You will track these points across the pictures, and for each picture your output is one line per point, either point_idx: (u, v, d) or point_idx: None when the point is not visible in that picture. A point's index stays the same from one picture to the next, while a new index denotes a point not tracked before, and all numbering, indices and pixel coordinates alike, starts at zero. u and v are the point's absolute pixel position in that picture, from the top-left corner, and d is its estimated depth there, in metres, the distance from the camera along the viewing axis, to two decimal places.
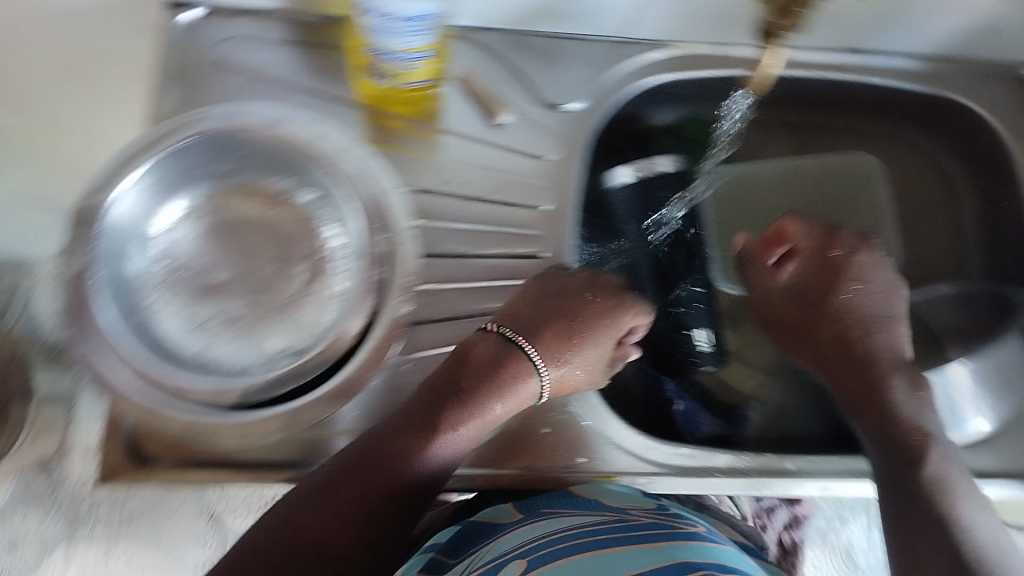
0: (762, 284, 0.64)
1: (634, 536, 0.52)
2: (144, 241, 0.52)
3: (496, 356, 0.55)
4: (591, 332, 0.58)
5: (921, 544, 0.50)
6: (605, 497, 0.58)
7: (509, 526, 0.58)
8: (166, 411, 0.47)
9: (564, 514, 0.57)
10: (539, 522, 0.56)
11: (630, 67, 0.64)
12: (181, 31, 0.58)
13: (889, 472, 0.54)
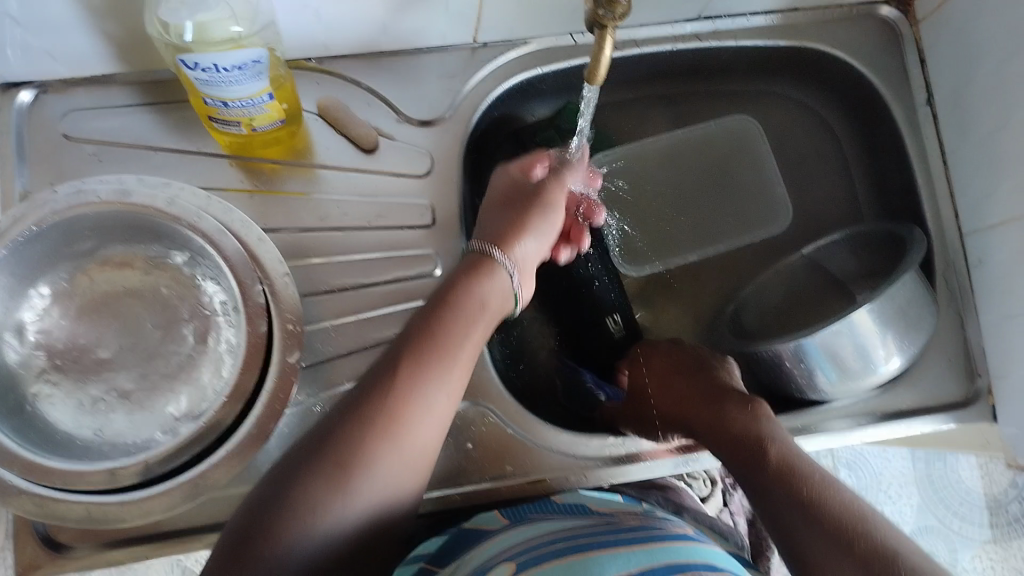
0: (636, 382, 0.64)
1: (622, 537, 0.49)
2: (16, 331, 0.50)
3: (467, 264, 0.52)
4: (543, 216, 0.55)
5: (826, 559, 0.43)
6: (592, 501, 0.56)
7: (495, 531, 0.54)
8: (60, 500, 0.47)
9: (552, 518, 0.54)
10: (521, 527, 0.53)
11: (491, 71, 0.64)
12: (23, 112, 0.58)
13: (778, 501, 0.48)
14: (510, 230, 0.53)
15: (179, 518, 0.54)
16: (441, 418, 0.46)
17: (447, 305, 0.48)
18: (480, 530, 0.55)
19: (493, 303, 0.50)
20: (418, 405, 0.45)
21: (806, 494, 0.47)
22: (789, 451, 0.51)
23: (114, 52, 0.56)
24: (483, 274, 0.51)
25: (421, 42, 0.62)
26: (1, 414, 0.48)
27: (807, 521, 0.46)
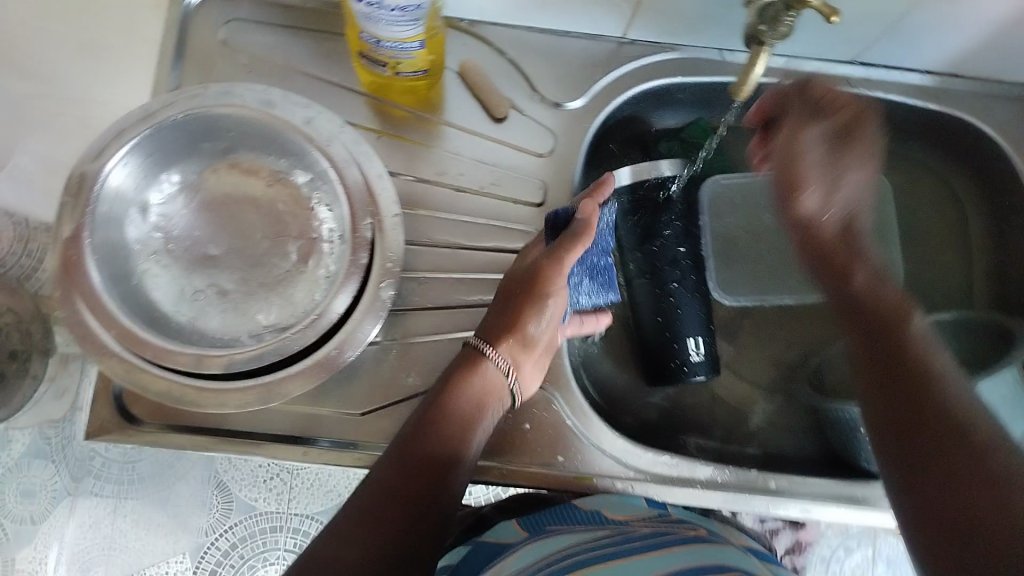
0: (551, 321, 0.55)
1: (631, 548, 0.49)
2: (140, 209, 0.53)
3: (460, 362, 0.54)
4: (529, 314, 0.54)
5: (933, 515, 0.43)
6: (607, 509, 0.56)
7: (514, 545, 0.55)
8: (147, 371, 0.49)
9: (565, 530, 0.55)
10: (543, 539, 0.54)
11: (631, 70, 0.64)
12: (190, 12, 0.61)
13: (876, 349, 0.53)
14: (515, 321, 0.54)
15: (246, 419, 0.57)
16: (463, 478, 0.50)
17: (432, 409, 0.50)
18: (499, 544, 0.56)
19: (488, 399, 0.52)
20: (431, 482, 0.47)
21: (885, 338, 0.53)
22: (913, 318, 0.54)
23: None
24: (470, 381, 0.52)
25: (575, 27, 0.63)
26: (112, 278, 0.50)
27: (909, 399, 0.48)
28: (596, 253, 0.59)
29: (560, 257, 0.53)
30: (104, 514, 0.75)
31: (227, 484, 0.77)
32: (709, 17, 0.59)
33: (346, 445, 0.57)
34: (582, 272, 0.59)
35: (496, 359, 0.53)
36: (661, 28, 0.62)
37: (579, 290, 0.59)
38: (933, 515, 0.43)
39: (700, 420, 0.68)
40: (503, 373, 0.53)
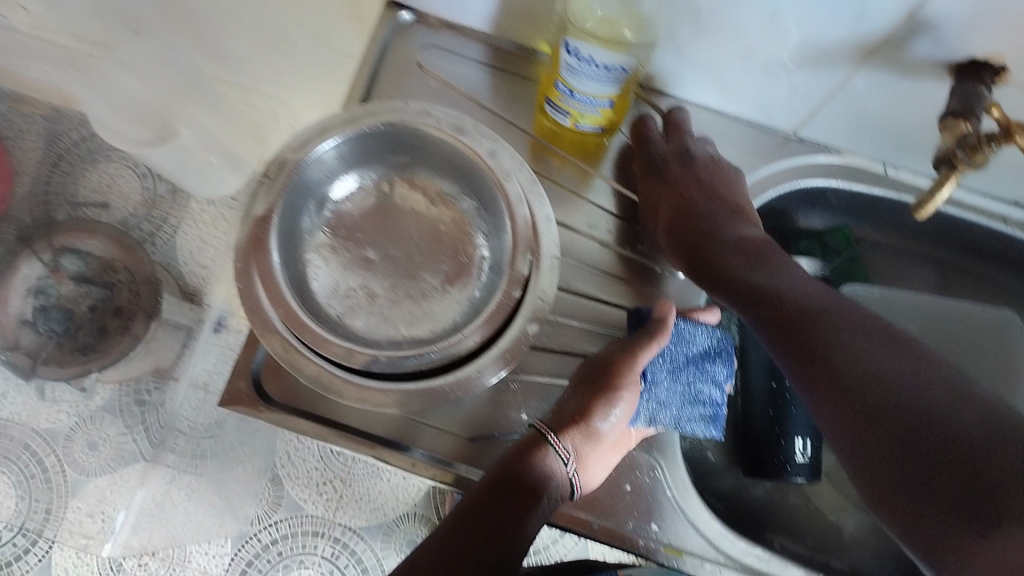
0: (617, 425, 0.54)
1: None
2: (317, 202, 0.57)
3: (522, 443, 0.53)
4: (597, 411, 0.53)
5: (912, 491, 0.39)
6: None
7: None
8: (302, 353, 0.50)
9: None
10: None
11: (793, 164, 0.66)
12: (398, 28, 0.65)
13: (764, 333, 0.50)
14: (583, 410, 0.53)
15: (357, 417, 0.58)
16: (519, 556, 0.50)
17: (497, 478, 0.51)
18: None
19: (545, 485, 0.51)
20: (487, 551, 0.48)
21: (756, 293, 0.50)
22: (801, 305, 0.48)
23: (497, 15, 0.62)
24: (529, 467, 0.51)
25: (748, 117, 0.65)
26: (287, 259, 0.53)
27: (849, 390, 0.43)
28: (697, 375, 0.56)
29: (635, 355, 0.54)
30: (169, 485, 0.85)
31: (281, 479, 0.80)
32: (889, 133, 0.61)
33: (444, 463, 0.58)
34: (674, 389, 0.55)
35: (560, 448, 0.52)
36: (833, 133, 0.63)
37: (664, 408, 0.55)
38: (885, 446, 0.40)
39: (787, 521, 0.67)
40: (567, 463, 0.52)
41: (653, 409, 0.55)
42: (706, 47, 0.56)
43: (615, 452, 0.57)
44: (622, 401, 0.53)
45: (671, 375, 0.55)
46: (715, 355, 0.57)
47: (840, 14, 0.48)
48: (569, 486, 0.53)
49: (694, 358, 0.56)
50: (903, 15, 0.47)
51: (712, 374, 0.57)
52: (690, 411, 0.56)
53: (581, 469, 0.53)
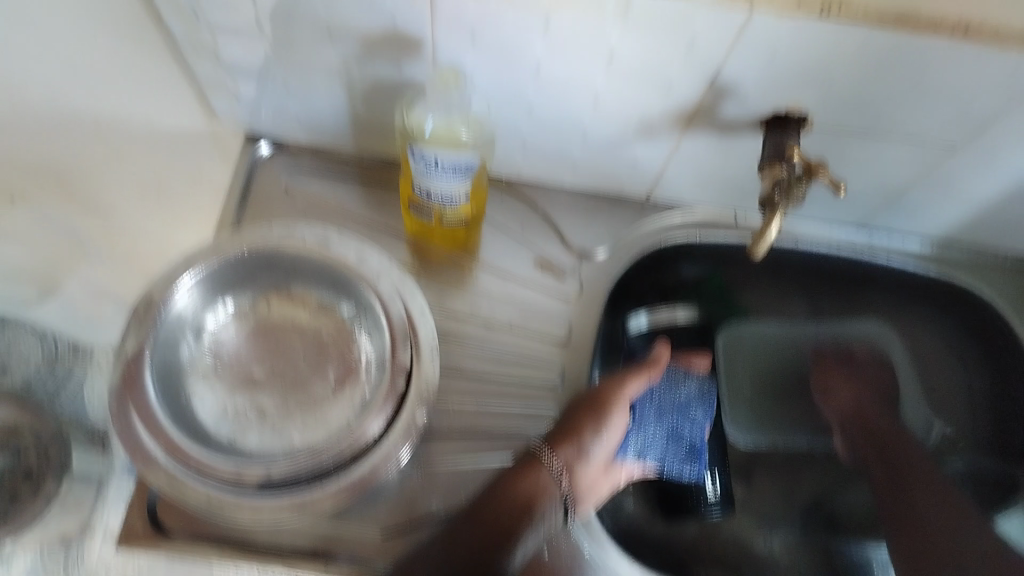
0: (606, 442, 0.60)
1: None
2: (195, 331, 0.58)
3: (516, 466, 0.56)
4: (592, 426, 0.59)
5: None
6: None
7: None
8: (190, 483, 0.51)
9: None
10: None
11: (651, 225, 0.70)
12: (257, 161, 0.69)
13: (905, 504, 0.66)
14: (574, 427, 0.59)
15: (264, 534, 0.58)
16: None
17: (501, 482, 0.54)
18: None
19: (542, 501, 0.54)
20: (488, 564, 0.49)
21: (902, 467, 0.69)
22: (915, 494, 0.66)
23: (350, 133, 0.65)
24: (527, 484, 0.54)
25: (601, 188, 0.70)
26: (166, 393, 0.54)
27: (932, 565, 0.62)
28: (679, 417, 0.66)
29: (620, 386, 0.63)
30: None
31: None
32: (729, 188, 0.65)
33: (362, 562, 0.57)
34: (659, 426, 0.65)
35: (552, 466, 0.55)
36: (681, 193, 0.68)
37: (647, 442, 0.65)
38: None
39: (717, 556, 0.67)
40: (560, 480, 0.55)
41: (644, 447, 0.65)
42: (540, 135, 0.60)
43: (599, 482, 0.60)
44: (611, 420, 0.60)
45: (661, 414, 0.65)
46: (698, 400, 0.67)
47: (650, 93, 0.53)
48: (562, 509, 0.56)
49: (678, 400, 0.66)
50: (705, 87, 0.52)
51: (692, 415, 0.66)
52: (677, 450, 0.65)
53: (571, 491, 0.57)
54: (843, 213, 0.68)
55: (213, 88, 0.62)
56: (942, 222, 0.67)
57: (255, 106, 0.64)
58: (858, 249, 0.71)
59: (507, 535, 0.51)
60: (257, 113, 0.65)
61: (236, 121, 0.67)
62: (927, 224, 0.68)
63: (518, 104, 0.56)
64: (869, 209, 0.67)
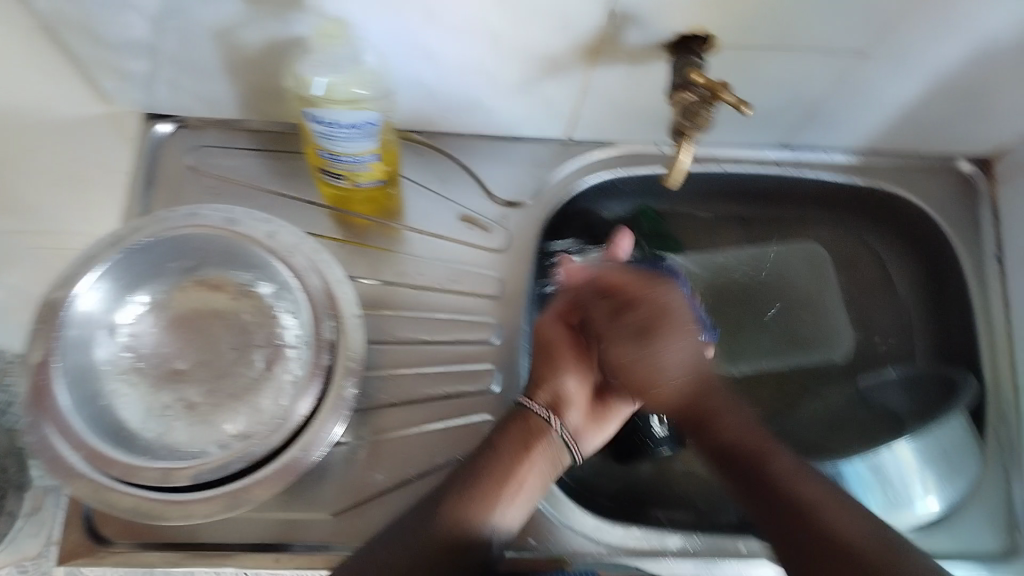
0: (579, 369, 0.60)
1: None
2: (108, 329, 0.55)
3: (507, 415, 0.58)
4: (551, 364, 0.59)
5: None
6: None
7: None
8: (116, 488, 0.49)
9: None
10: None
11: (575, 166, 0.69)
12: (158, 141, 0.65)
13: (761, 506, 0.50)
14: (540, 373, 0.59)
15: (215, 531, 0.57)
16: (504, 526, 0.53)
17: (490, 440, 0.56)
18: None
19: (534, 443, 0.56)
20: (475, 514, 0.52)
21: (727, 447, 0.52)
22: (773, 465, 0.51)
23: (249, 103, 0.62)
24: (512, 430, 0.56)
25: (519, 133, 0.68)
26: (82, 401, 0.52)
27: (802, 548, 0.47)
28: None
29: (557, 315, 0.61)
30: None
31: None
32: (647, 119, 0.64)
33: (319, 548, 0.57)
34: None
35: (536, 408, 0.57)
36: (600, 129, 0.66)
37: None
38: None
39: (670, 500, 0.68)
40: (546, 419, 0.57)
41: None
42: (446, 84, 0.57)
43: (610, 412, 0.61)
44: (568, 355, 0.60)
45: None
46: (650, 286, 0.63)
47: (551, 27, 0.51)
48: (562, 446, 0.57)
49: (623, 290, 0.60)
50: (605, 16, 0.50)
51: None
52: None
53: (568, 427, 0.58)
54: (766, 133, 0.67)
55: (95, 69, 0.57)
56: (864, 132, 0.66)
57: (147, 84, 0.60)
58: (783, 167, 0.70)
59: (498, 483, 0.53)
60: (149, 89, 0.60)
61: (127, 103, 0.63)
62: (852, 135, 0.67)
63: (417, 54, 0.53)
64: (791, 127, 0.65)
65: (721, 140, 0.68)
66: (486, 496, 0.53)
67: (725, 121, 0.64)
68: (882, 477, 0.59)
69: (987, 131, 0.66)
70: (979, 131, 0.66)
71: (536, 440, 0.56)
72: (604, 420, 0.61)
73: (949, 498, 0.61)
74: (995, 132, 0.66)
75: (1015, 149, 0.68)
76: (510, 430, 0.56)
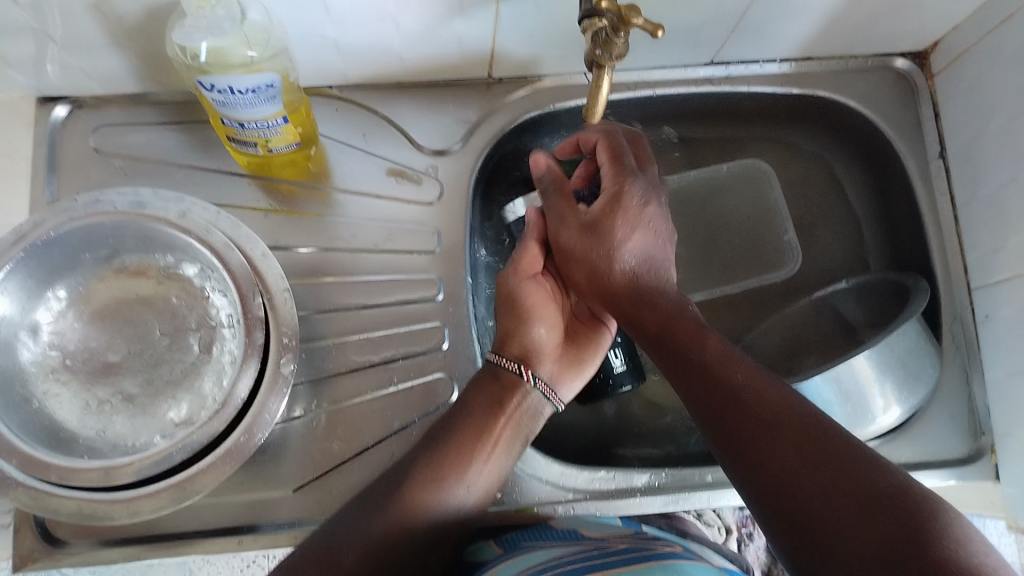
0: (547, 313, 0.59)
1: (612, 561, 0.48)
2: (31, 331, 0.53)
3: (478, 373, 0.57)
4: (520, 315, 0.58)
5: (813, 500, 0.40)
6: (584, 528, 0.56)
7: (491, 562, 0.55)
8: (57, 494, 0.49)
9: (546, 546, 0.53)
10: (520, 555, 0.53)
11: (503, 105, 0.66)
12: (57, 126, 0.61)
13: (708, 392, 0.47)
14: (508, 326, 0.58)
15: (176, 519, 0.56)
16: (477, 485, 0.53)
17: (462, 401, 0.55)
18: (478, 563, 0.56)
19: (507, 400, 0.55)
20: (444, 479, 0.52)
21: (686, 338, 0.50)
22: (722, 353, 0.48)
23: (145, 73, 0.59)
24: (483, 386, 0.55)
25: (440, 75, 0.65)
26: (9, 408, 0.50)
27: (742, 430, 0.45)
28: None
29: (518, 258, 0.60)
30: None
31: None
32: (568, 46, 0.61)
33: (285, 524, 0.56)
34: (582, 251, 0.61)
35: (507, 362, 0.56)
36: (523, 62, 0.63)
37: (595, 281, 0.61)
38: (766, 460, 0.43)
39: (634, 431, 0.69)
40: (518, 373, 0.56)
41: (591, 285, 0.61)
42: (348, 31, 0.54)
43: (584, 358, 0.60)
44: (539, 302, 0.59)
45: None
46: None
47: None
48: (536, 399, 0.57)
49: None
50: None
51: None
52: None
53: (543, 377, 0.57)
54: (695, 48, 0.64)
55: None
56: (794, 36, 0.64)
57: (33, 66, 0.56)
58: (718, 82, 0.68)
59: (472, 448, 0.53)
60: (38, 70, 0.57)
61: (16, 88, 0.59)
62: (782, 41, 0.65)
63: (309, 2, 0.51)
64: (719, 39, 0.63)
65: (650, 60, 0.66)
66: (460, 461, 0.52)
67: (649, 40, 0.62)
68: (844, 395, 0.58)
69: (917, 25, 0.64)
70: (910, 25, 0.64)
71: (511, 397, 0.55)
72: (582, 362, 0.60)
73: (912, 405, 0.61)
74: (928, 23, 0.64)
75: (947, 39, 0.66)
76: (477, 394, 0.55)
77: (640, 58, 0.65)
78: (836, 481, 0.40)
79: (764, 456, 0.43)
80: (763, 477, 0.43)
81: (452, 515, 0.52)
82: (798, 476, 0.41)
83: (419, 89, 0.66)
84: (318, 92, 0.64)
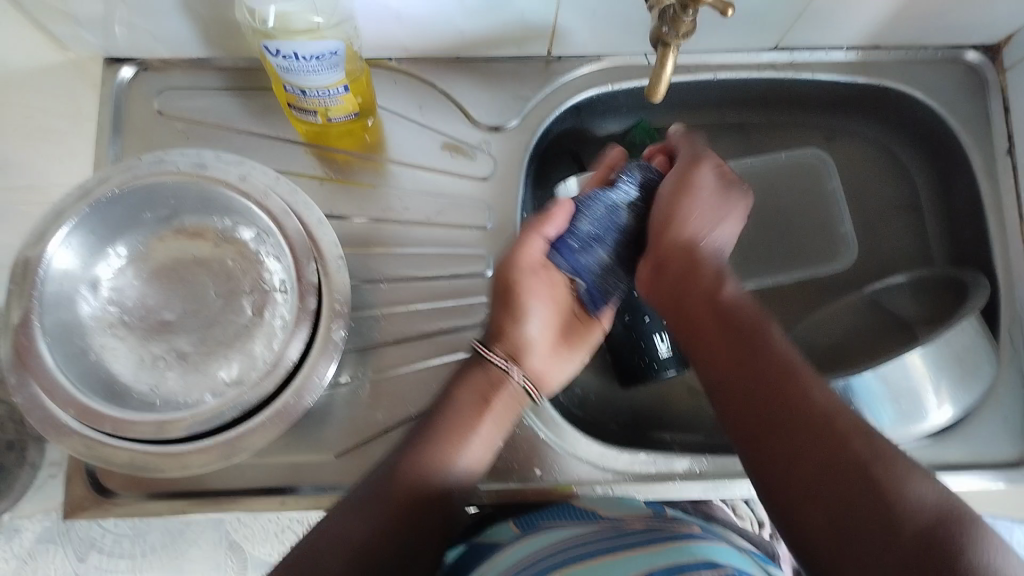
0: (542, 311, 0.57)
1: (619, 546, 0.47)
2: (91, 285, 0.54)
3: (468, 364, 0.56)
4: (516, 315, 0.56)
5: (850, 510, 0.40)
6: (601, 509, 0.55)
7: (507, 542, 0.54)
8: (109, 445, 0.50)
9: (560, 526, 0.53)
10: (535, 536, 0.52)
11: (560, 83, 0.66)
12: (122, 87, 0.63)
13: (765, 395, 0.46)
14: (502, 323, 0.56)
15: (222, 480, 0.57)
16: (465, 473, 0.52)
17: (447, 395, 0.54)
18: (492, 544, 0.55)
19: (493, 392, 0.54)
20: (429, 461, 0.50)
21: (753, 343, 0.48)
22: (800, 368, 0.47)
23: (210, 37, 0.60)
24: (471, 379, 0.54)
25: (496, 50, 0.65)
26: (67, 357, 0.51)
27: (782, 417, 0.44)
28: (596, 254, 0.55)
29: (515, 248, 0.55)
30: None
31: (240, 544, 0.69)
32: (630, 23, 0.60)
33: (327, 489, 0.57)
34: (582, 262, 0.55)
35: (496, 358, 0.55)
36: (583, 39, 0.63)
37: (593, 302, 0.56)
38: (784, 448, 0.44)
39: (675, 415, 0.68)
40: (506, 369, 0.55)
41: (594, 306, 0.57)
42: None
43: (573, 353, 0.58)
44: (538, 297, 0.56)
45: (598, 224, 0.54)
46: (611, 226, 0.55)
47: None
48: (521, 393, 0.56)
49: (613, 224, 0.55)
50: None
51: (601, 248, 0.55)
52: (609, 286, 0.56)
53: (528, 374, 0.56)
54: (759, 31, 0.63)
55: (46, 14, 0.55)
56: (863, 21, 0.62)
57: (103, 26, 0.57)
58: (780, 69, 0.67)
59: (457, 440, 0.52)
60: (106, 29, 0.58)
61: (85, 48, 0.61)
62: (850, 27, 0.63)
63: None
64: (783, 23, 0.62)
65: (712, 43, 0.65)
66: (449, 453, 0.51)
67: (712, 21, 0.61)
68: (895, 393, 0.57)
69: (991, 16, 0.62)
70: (982, 18, 0.62)
71: (496, 393, 0.54)
72: (572, 357, 0.59)
73: (965, 405, 0.59)
74: (1005, 16, 0.62)
75: (1023, 33, 0.64)
76: (460, 394, 0.54)
77: (702, 39, 0.64)
78: (870, 513, 0.39)
79: (821, 467, 0.42)
80: (795, 488, 0.42)
81: (443, 495, 0.51)
82: (831, 495, 0.41)
83: (476, 64, 0.66)
84: (377, 63, 0.65)
